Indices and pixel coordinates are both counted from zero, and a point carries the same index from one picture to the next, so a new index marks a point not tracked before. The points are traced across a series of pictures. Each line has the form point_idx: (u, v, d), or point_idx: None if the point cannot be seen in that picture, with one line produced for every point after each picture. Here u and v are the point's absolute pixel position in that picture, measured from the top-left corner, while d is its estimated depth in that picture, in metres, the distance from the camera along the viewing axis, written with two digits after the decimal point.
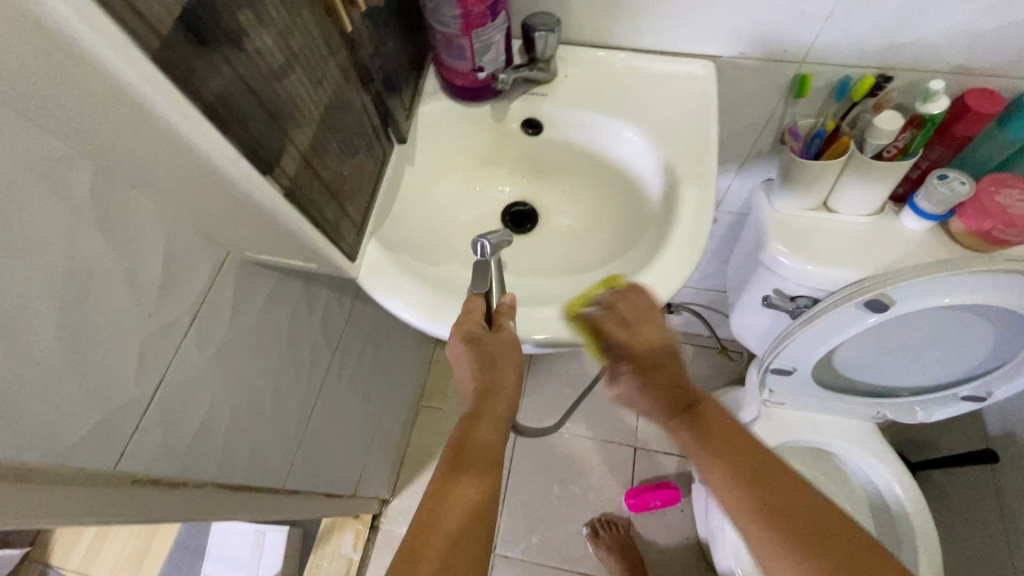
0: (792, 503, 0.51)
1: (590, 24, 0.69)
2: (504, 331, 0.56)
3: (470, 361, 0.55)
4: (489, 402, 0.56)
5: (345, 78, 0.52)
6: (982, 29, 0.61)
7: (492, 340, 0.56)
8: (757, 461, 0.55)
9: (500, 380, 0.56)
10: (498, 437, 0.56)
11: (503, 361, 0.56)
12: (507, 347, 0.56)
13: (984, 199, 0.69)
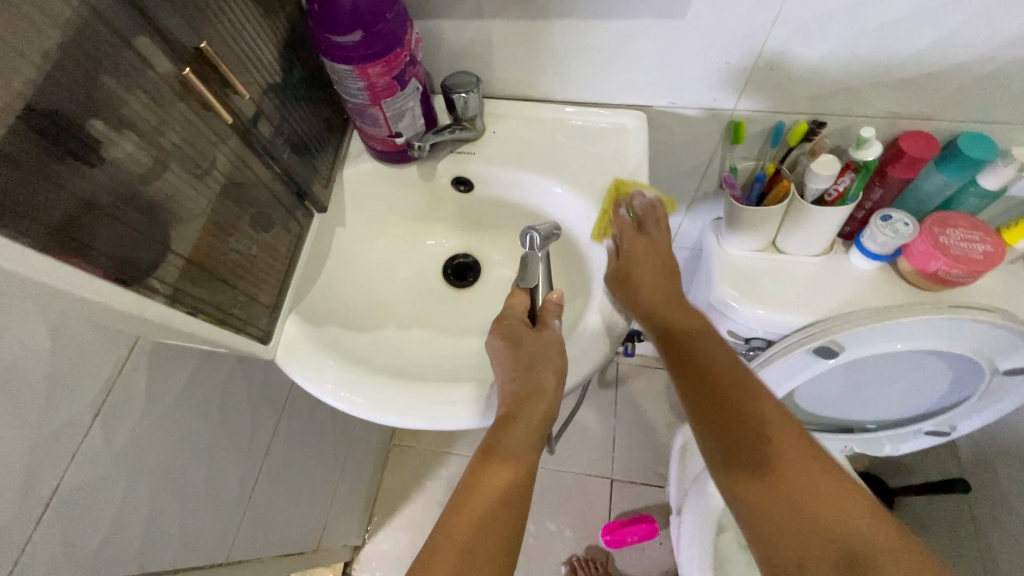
0: (818, 510, 0.49)
1: (516, 78, 0.67)
2: (548, 328, 0.57)
3: (508, 358, 0.55)
4: (527, 406, 0.52)
5: (240, 163, 0.50)
6: (910, 76, 0.59)
7: (533, 338, 0.56)
8: (796, 461, 0.50)
9: (536, 382, 0.53)
10: (533, 448, 0.52)
11: (542, 362, 0.54)
12: (549, 345, 0.56)
13: (928, 239, 0.67)
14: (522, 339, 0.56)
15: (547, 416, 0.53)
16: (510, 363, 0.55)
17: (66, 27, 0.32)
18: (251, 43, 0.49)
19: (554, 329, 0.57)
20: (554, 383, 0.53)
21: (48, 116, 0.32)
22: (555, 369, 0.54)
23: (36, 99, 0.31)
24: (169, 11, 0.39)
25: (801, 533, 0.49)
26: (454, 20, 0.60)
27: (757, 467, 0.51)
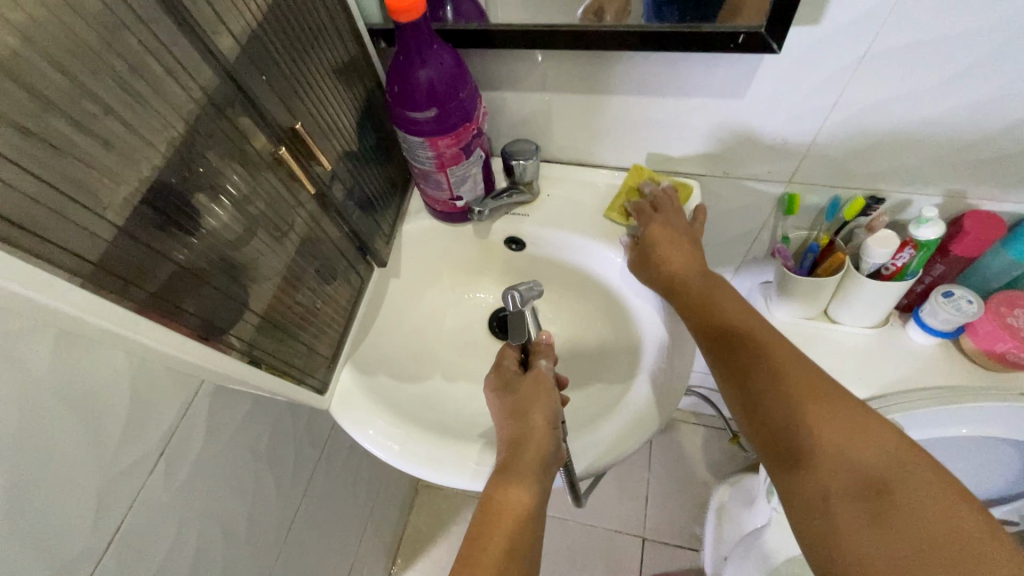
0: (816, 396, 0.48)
1: (570, 145, 0.69)
2: (541, 369, 0.58)
3: (502, 404, 0.56)
4: (520, 452, 0.52)
5: (316, 225, 0.53)
6: (976, 160, 0.58)
7: (525, 380, 0.58)
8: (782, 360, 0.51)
9: (529, 427, 0.53)
10: (534, 494, 0.51)
11: (534, 408, 0.55)
12: (543, 384, 0.57)
13: (994, 318, 0.65)
14: (513, 385, 0.58)
15: (542, 459, 0.52)
16: (503, 411, 0.56)
17: (189, 118, 0.36)
18: (333, 117, 0.53)
19: (545, 369, 0.58)
20: (547, 424, 0.54)
21: (168, 200, 0.36)
22: (548, 410, 0.55)
23: (159, 186, 0.35)
24: (270, 97, 0.43)
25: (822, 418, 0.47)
26: (518, 92, 0.63)
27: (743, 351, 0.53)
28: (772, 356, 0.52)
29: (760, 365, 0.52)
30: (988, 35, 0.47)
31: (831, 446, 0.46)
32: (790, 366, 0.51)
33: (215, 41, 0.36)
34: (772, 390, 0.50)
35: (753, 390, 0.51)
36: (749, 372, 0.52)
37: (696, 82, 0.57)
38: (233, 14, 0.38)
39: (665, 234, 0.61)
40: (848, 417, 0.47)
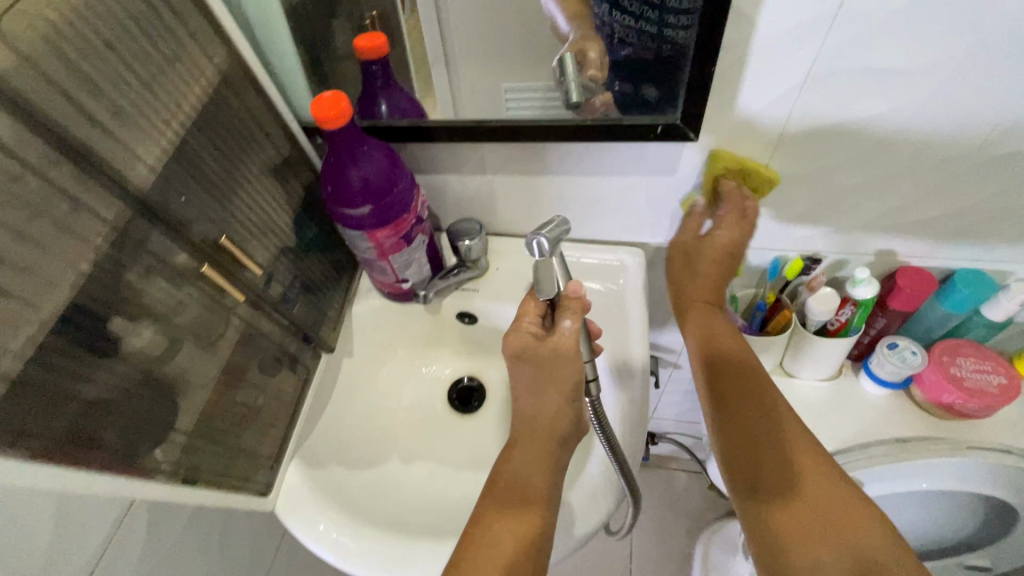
0: (811, 465, 0.51)
1: (516, 219, 0.70)
2: (562, 334, 0.50)
3: (524, 371, 0.53)
4: (532, 427, 0.54)
5: (252, 326, 0.52)
6: (900, 222, 0.61)
7: (545, 346, 0.51)
8: (787, 427, 0.53)
9: (547, 408, 0.52)
10: (545, 468, 0.52)
11: (553, 385, 0.52)
12: (563, 354, 0.50)
13: (937, 369, 0.67)
14: (533, 351, 0.52)
15: (554, 431, 0.53)
16: (524, 379, 0.53)
17: (99, 251, 0.35)
18: (268, 217, 0.52)
19: (567, 331, 0.50)
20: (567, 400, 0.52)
21: (83, 334, 0.35)
22: (568, 384, 0.51)
23: (70, 324, 0.34)
24: (193, 216, 0.42)
25: (818, 490, 0.50)
26: (460, 174, 0.64)
27: (752, 414, 0.54)
28: (778, 423, 0.53)
29: (766, 430, 0.53)
30: (892, 117, 0.49)
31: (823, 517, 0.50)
32: (791, 432, 0.53)
33: (126, 172, 0.36)
34: (776, 456, 0.52)
35: (758, 451, 0.53)
36: (754, 435, 0.53)
37: (628, 162, 0.59)
38: (148, 143, 0.38)
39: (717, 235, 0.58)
40: (839, 492, 0.50)
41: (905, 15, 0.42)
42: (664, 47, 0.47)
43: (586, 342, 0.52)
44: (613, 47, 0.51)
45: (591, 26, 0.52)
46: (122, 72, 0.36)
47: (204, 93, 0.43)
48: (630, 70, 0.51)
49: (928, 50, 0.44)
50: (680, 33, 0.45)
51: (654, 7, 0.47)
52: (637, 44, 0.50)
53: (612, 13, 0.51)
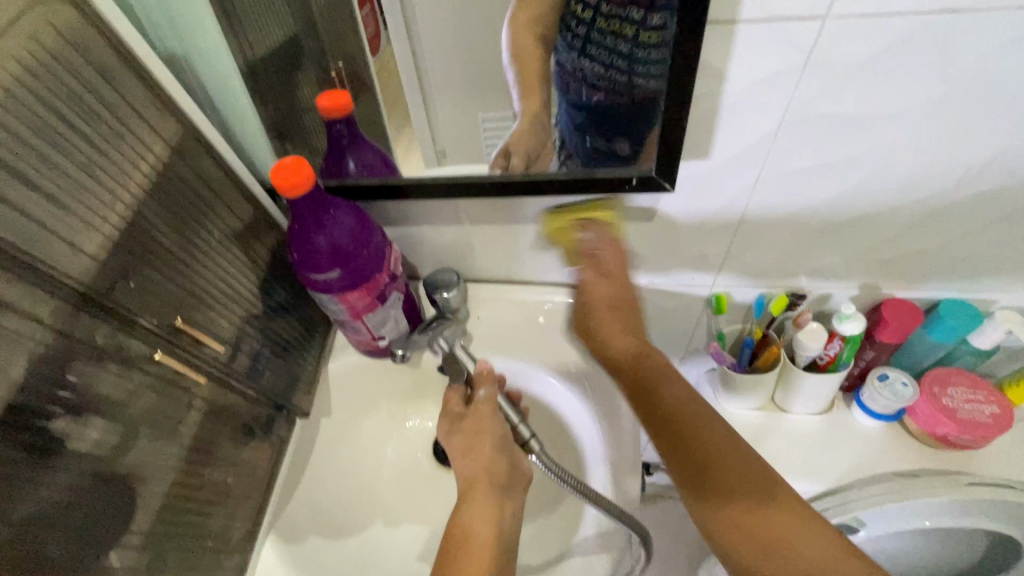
0: (734, 471, 0.52)
1: (495, 265, 0.68)
2: (479, 401, 0.59)
3: (455, 443, 0.58)
4: (474, 485, 0.55)
5: (217, 403, 0.49)
6: (882, 257, 0.60)
7: (468, 418, 0.59)
8: (706, 437, 0.54)
9: (481, 464, 0.56)
10: (490, 512, 0.53)
11: (479, 444, 0.57)
12: (482, 419, 0.58)
13: (930, 400, 0.66)
14: (459, 426, 0.59)
15: (495, 483, 0.55)
16: (456, 449, 0.58)
17: (35, 354, 0.32)
18: (231, 287, 0.50)
19: (483, 398, 0.59)
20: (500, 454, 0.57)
21: (22, 437, 0.32)
22: (495, 441, 0.57)
23: (7, 430, 0.31)
24: (144, 301, 0.40)
25: (741, 492, 0.51)
26: (435, 225, 0.63)
27: (672, 429, 0.54)
28: (697, 435, 0.54)
29: (684, 441, 0.54)
30: (867, 160, 0.49)
31: (749, 519, 0.51)
32: (712, 441, 0.54)
33: (61, 267, 0.33)
34: (697, 466, 0.53)
35: (680, 462, 0.53)
36: (675, 448, 0.54)
37: (607, 208, 0.57)
38: (87, 232, 0.35)
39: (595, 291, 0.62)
40: (762, 493, 0.51)
41: (873, 66, 0.41)
42: (636, 95, 0.45)
43: (511, 409, 0.58)
44: (586, 91, 0.49)
45: (556, 70, 0.48)
46: (56, 163, 0.33)
47: (155, 169, 0.41)
48: (604, 114, 0.48)
49: (898, 98, 0.43)
50: (650, 84, 0.43)
51: (623, 54, 0.44)
52: (611, 89, 0.47)
53: (580, 57, 0.47)
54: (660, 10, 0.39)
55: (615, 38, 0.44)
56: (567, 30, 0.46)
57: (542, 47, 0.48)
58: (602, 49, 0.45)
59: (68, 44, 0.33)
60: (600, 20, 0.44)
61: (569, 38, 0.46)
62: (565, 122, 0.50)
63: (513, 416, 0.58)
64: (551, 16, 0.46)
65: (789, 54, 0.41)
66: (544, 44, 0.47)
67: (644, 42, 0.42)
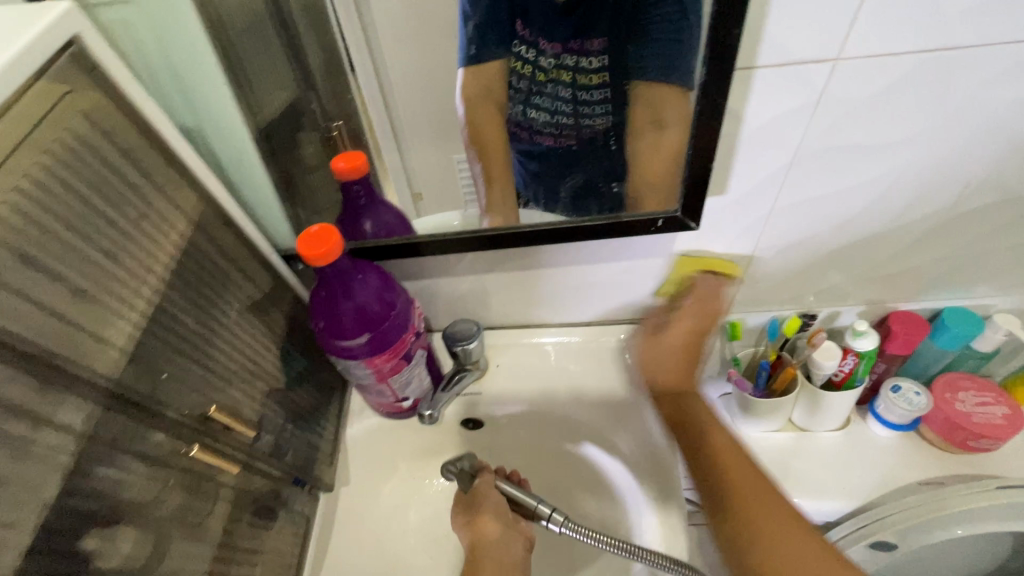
0: (762, 512, 0.50)
1: (510, 311, 0.67)
2: (478, 485, 0.57)
3: (458, 527, 0.55)
4: (477, 557, 0.51)
5: (246, 491, 0.45)
6: (888, 273, 0.62)
7: (468, 501, 0.57)
8: (742, 474, 0.53)
9: (477, 530, 0.53)
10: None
11: (482, 513, 0.54)
12: (479, 497, 0.56)
13: (944, 407, 0.67)
14: (462, 510, 0.57)
15: (504, 546, 0.52)
16: (460, 530, 0.55)
17: (64, 466, 0.29)
18: (252, 362, 0.47)
19: (480, 483, 0.57)
20: (495, 519, 0.54)
21: (56, 563, 0.29)
22: (494, 508, 0.55)
23: (39, 560, 0.28)
24: (171, 391, 0.37)
25: (763, 531, 0.49)
26: (451, 275, 0.62)
27: (702, 457, 0.54)
28: (739, 472, 0.53)
29: (724, 473, 0.53)
30: (873, 185, 0.51)
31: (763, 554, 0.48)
32: (749, 481, 0.52)
33: (91, 366, 0.31)
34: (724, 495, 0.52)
35: (706, 486, 0.53)
36: (713, 476, 0.53)
37: (625, 247, 0.58)
38: (115, 324, 0.33)
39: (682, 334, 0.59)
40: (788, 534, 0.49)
41: (879, 101, 0.44)
42: (582, 134, 0.51)
43: (525, 495, 0.56)
44: (534, 139, 0.53)
45: (504, 123, 0.53)
46: (83, 253, 0.31)
47: (178, 247, 0.38)
48: (555, 155, 0.53)
49: (901, 128, 0.46)
50: (598, 121, 0.50)
51: (567, 99, 0.50)
52: (559, 133, 0.52)
53: (525, 108, 0.52)
54: (596, 57, 0.48)
55: (556, 87, 0.51)
56: (509, 86, 0.52)
57: (492, 102, 0.53)
58: (545, 98, 0.52)
59: (94, 127, 0.32)
60: (539, 72, 0.51)
61: (513, 93, 0.52)
62: (520, 168, 0.54)
63: (530, 501, 0.55)
64: (496, 75, 0.52)
65: (802, 93, 0.43)
66: (492, 100, 0.52)
67: (586, 85, 0.49)
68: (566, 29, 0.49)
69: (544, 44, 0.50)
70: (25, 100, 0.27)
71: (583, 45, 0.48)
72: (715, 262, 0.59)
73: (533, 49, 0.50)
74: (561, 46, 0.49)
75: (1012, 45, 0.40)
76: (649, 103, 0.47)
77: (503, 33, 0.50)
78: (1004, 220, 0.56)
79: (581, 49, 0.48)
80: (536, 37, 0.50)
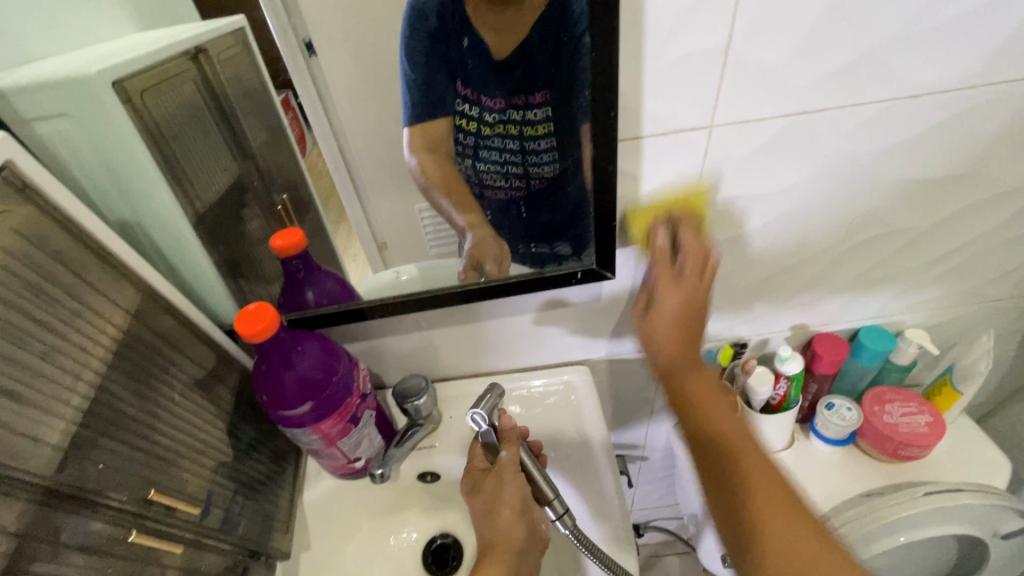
0: (774, 510, 0.43)
1: (460, 362, 0.70)
2: (503, 462, 0.55)
3: (477, 505, 0.55)
4: (489, 555, 0.52)
5: (195, 570, 0.46)
6: (803, 300, 0.67)
7: (491, 479, 0.56)
8: (754, 469, 0.45)
9: (499, 529, 0.53)
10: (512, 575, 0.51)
11: (502, 505, 0.54)
12: (503, 482, 0.55)
13: (873, 421, 0.72)
14: (481, 485, 0.57)
15: (523, 545, 0.53)
16: (476, 513, 0.55)
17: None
18: (199, 438, 0.48)
19: (505, 463, 0.55)
20: (519, 519, 0.54)
21: None
22: (516, 503, 0.54)
23: None
24: (111, 479, 0.39)
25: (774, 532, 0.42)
26: (399, 333, 0.64)
27: (711, 449, 0.47)
28: (748, 464, 0.45)
29: (731, 467, 0.45)
30: (767, 230, 0.57)
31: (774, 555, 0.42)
32: (760, 476, 0.45)
33: (25, 467, 0.32)
34: (737, 494, 0.44)
35: (714, 480, 0.46)
36: (718, 469, 0.46)
37: (556, 297, 0.62)
38: (48, 422, 0.35)
39: (671, 294, 0.50)
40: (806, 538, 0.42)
41: (755, 159, 0.49)
42: (534, 181, 0.53)
43: (545, 484, 0.54)
44: (485, 191, 0.54)
45: (461, 176, 0.53)
46: (17, 360, 0.33)
47: (114, 338, 0.41)
48: (507, 207, 0.54)
49: (782, 179, 0.52)
50: (546, 169, 0.51)
51: (515, 150, 0.51)
52: (511, 181, 0.53)
53: (474, 162, 0.52)
54: (538, 109, 0.48)
55: (503, 139, 0.51)
56: (457, 143, 0.52)
57: (444, 159, 0.52)
58: (493, 151, 0.52)
59: (26, 241, 0.34)
60: (485, 128, 0.50)
61: (460, 149, 0.52)
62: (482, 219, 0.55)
63: (548, 491, 0.54)
64: (444, 133, 0.51)
65: (688, 157, 0.48)
66: (443, 156, 0.52)
67: (533, 136, 0.50)
68: (506, 86, 0.48)
69: (486, 101, 0.49)
70: None
71: (526, 99, 0.48)
72: (673, 196, 0.51)
73: (476, 107, 0.49)
74: (505, 101, 0.49)
75: (857, 107, 0.47)
76: (567, 170, 0.50)
77: (445, 92, 0.49)
78: (893, 248, 0.62)
79: (525, 104, 0.48)
80: (478, 94, 0.49)
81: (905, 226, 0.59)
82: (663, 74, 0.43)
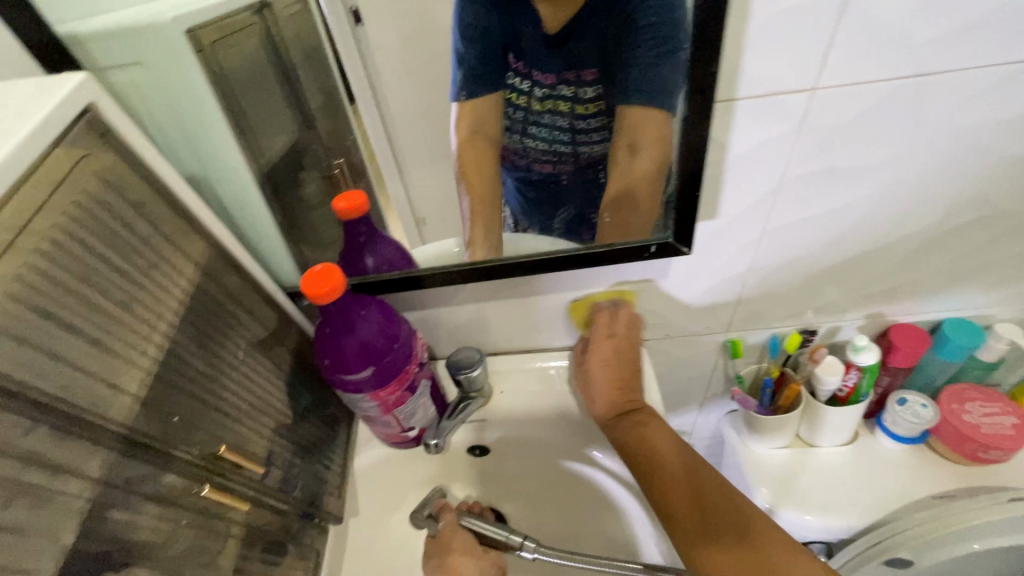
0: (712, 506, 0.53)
1: (511, 337, 0.68)
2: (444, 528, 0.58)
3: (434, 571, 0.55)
4: None
5: (257, 526, 0.46)
6: (884, 287, 0.63)
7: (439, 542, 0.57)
8: (687, 478, 0.55)
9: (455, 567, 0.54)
10: None
11: (453, 550, 0.55)
12: (449, 537, 0.57)
13: (951, 419, 0.67)
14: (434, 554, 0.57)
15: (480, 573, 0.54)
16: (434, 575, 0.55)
17: (81, 511, 0.30)
18: (261, 398, 0.48)
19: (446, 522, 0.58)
20: (469, 556, 0.55)
21: None
22: (465, 545, 0.56)
23: None
24: (183, 431, 0.39)
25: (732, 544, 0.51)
26: (453, 304, 0.63)
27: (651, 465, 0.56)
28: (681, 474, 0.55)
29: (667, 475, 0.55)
30: (855, 208, 0.53)
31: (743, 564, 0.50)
32: (691, 479, 0.55)
33: (107, 415, 0.32)
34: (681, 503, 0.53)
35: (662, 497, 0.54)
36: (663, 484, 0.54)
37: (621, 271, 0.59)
38: (128, 370, 0.34)
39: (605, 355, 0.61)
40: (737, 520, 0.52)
41: (856, 126, 0.45)
42: (584, 160, 0.53)
43: (492, 526, 0.57)
44: (532, 166, 0.55)
45: (497, 158, 0.55)
46: (98, 307, 0.33)
47: (187, 291, 0.40)
48: (554, 183, 0.55)
49: (881, 151, 0.47)
50: (595, 148, 0.51)
51: (565, 129, 0.51)
52: (557, 159, 0.54)
53: (523, 138, 0.54)
54: (590, 86, 0.48)
55: (552, 116, 0.51)
56: (506, 118, 0.53)
57: (488, 139, 0.54)
58: (542, 128, 0.53)
59: (107, 186, 0.34)
60: (534, 104, 0.51)
61: (510, 124, 0.54)
62: (517, 196, 0.55)
63: (501, 533, 0.56)
64: (493, 111, 0.53)
65: (782, 122, 0.44)
66: (487, 139, 0.55)
67: (582, 114, 0.50)
68: (559, 60, 0.49)
69: (538, 75, 0.50)
70: (44, 169, 0.29)
71: (577, 75, 0.49)
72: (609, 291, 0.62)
73: (527, 81, 0.51)
74: (556, 76, 0.49)
75: (980, 70, 0.42)
76: (626, 140, 0.48)
77: (497, 68, 0.51)
78: (994, 233, 0.56)
79: (577, 79, 0.49)
80: (529, 68, 0.50)
81: (1013, 209, 0.53)
82: (767, 27, 0.39)
